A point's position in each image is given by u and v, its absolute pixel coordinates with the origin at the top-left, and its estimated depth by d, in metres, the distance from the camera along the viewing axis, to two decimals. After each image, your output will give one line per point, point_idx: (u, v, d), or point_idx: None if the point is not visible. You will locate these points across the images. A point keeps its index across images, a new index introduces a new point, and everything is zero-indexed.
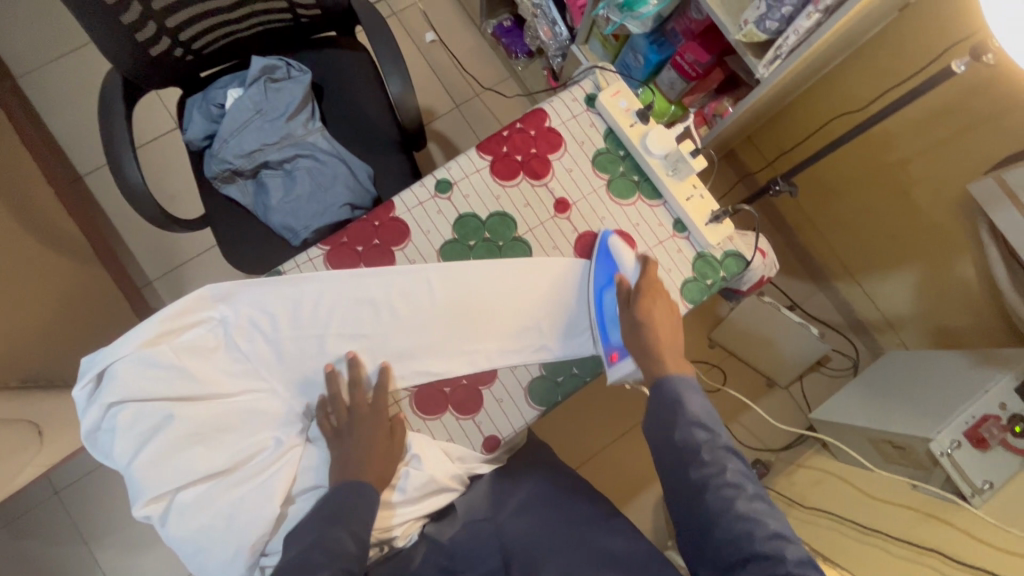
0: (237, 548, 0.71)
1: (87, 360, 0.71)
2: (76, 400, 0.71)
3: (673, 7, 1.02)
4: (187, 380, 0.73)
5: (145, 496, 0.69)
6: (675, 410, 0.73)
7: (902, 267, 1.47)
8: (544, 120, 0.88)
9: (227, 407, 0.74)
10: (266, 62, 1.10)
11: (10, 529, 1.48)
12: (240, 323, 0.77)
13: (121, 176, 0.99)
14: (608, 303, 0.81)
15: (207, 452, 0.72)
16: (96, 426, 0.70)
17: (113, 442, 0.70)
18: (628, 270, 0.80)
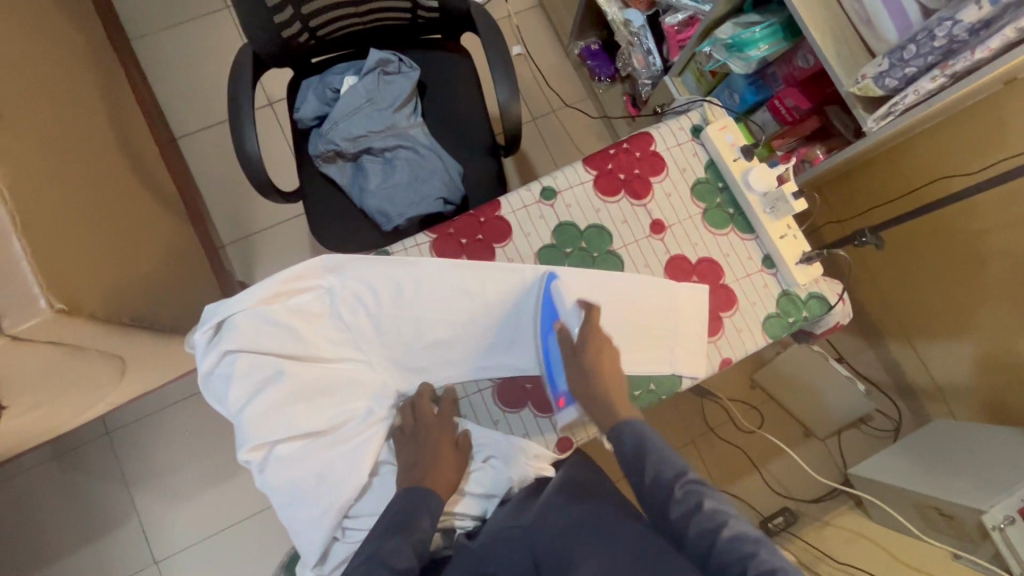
0: (324, 505, 0.76)
1: (209, 308, 0.76)
2: (196, 343, 0.76)
3: (780, 53, 1.06)
4: (296, 341, 0.78)
5: (249, 444, 0.74)
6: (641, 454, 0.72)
7: (965, 337, 1.46)
8: (650, 143, 0.92)
9: (328, 371, 0.80)
10: (382, 55, 1.16)
11: (60, 461, 1.54)
12: (347, 295, 0.82)
13: (240, 144, 1.06)
14: (552, 349, 0.81)
15: (306, 411, 0.77)
16: (211, 371, 0.75)
17: (226, 388, 0.75)
18: (568, 319, 0.82)
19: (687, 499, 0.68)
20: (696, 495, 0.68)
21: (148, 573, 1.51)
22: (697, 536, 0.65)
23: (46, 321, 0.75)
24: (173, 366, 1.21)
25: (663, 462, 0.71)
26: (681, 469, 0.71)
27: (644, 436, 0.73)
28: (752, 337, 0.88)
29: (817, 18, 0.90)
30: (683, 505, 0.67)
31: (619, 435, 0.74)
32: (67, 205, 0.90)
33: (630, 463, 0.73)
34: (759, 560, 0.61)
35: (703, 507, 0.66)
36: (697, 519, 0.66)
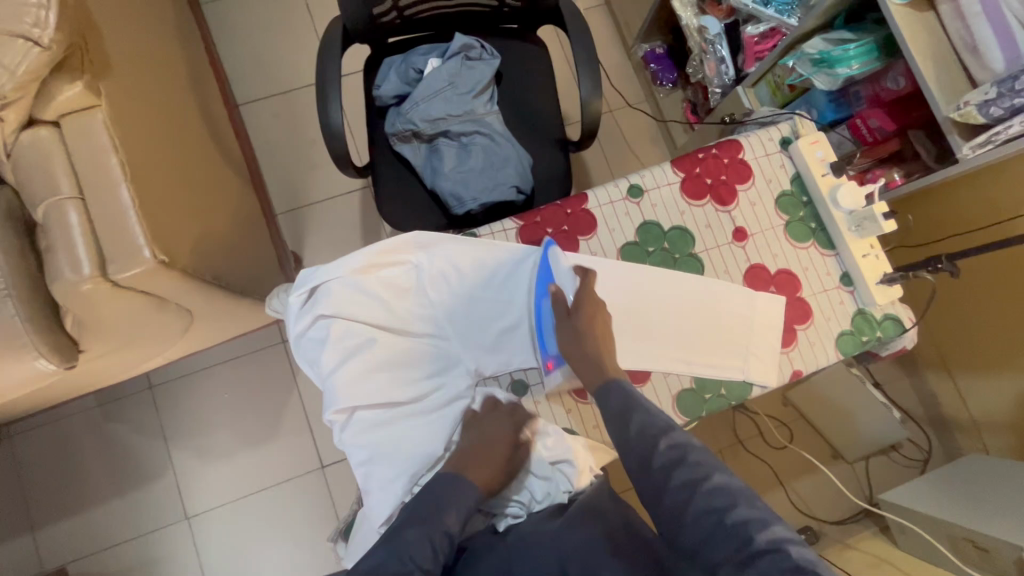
0: (397, 473, 0.78)
1: (307, 273, 0.82)
2: (293, 305, 0.82)
3: (868, 73, 1.06)
4: (383, 312, 0.82)
5: (335, 403, 0.79)
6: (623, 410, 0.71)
7: (1007, 373, 1.42)
8: (738, 151, 0.92)
9: (411, 344, 0.83)
10: (467, 40, 1.17)
11: (103, 409, 1.57)
12: (432, 273, 0.84)
13: (325, 116, 1.08)
14: (544, 310, 0.82)
15: (387, 380, 0.80)
16: (304, 332, 0.81)
17: (319, 349, 0.80)
18: (563, 280, 0.80)
19: (672, 452, 0.66)
20: (683, 450, 0.66)
21: (179, 527, 1.54)
22: (680, 496, 0.64)
23: (148, 270, 0.77)
24: (230, 327, 1.22)
25: (648, 421, 0.68)
26: (668, 426, 0.68)
27: (630, 396, 0.71)
28: (824, 352, 0.89)
29: (919, 40, 0.90)
30: (667, 456, 0.66)
31: (605, 392, 0.73)
32: (166, 159, 0.92)
33: (617, 418, 0.70)
34: (739, 512, 0.61)
35: (681, 450, 0.66)
36: (681, 471, 0.65)
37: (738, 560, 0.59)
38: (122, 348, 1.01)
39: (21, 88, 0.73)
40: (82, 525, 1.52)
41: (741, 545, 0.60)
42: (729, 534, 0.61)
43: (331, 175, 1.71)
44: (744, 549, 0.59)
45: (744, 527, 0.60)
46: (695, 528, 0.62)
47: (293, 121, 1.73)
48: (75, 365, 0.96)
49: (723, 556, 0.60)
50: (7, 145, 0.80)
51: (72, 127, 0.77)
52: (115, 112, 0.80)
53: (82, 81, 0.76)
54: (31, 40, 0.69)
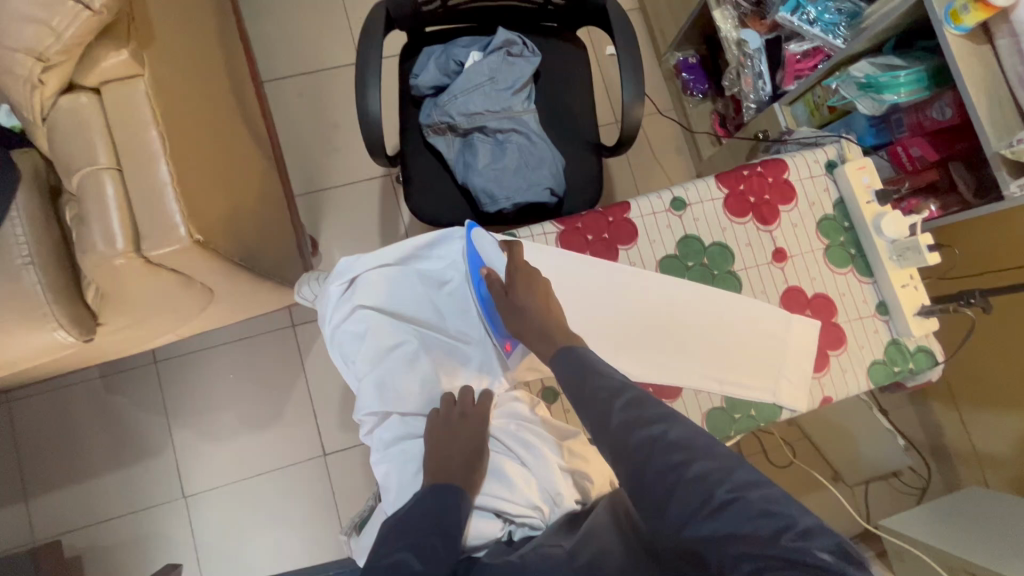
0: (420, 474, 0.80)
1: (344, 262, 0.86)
2: (329, 294, 0.85)
3: (913, 101, 1.06)
4: (414, 309, 0.85)
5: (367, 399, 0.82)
6: (581, 373, 0.70)
7: (1012, 409, 1.42)
8: (783, 170, 0.91)
9: (441, 341, 0.86)
10: (509, 35, 1.15)
11: (105, 381, 1.54)
12: (464, 273, 0.87)
13: (363, 103, 1.06)
14: (484, 294, 0.84)
15: (417, 376, 0.84)
16: (338, 321, 0.84)
17: (353, 341, 0.84)
18: (493, 261, 0.83)
19: (629, 412, 0.62)
20: (642, 406, 0.63)
21: (176, 505, 1.52)
22: (638, 446, 0.59)
23: (182, 249, 0.75)
24: (246, 309, 1.20)
25: (603, 384, 0.67)
26: (625, 388, 0.66)
27: (584, 361, 0.71)
28: (855, 379, 0.88)
29: (974, 73, 0.89)
30: (625, 415, 0.62)
31: (561, 358, 0.73)
32: (203, 136, 0.89)
33: (571, 385, 0.69)
34: (699, 465, 0.56)
35: (646, 415, 0.62)
36: (640, 429, 0.60)
37: (699, 516, 0.54)
38: (141, 323, 0.98)
39: (66, 52, 0.71)
40: (78, 497, 1.50)
41: (703, 498, 0.54)
42: (690, 491, 0.55)
43: (352, 161, 1.68)
44: (707, 506, 0.54)
45: (707, 480, 0.55)
46: (656, 487, 0.57)
47: (317, 103, 1.70)
48: (92, 339, 0.94)
49: (685, 514, 0.54)
50: (44, 110, 0.77)
51: (113, 96, 0.75)
52: (157, 84, 0.77)
53: (127, 50, 0.73)
54: (81, 3, 0.66)
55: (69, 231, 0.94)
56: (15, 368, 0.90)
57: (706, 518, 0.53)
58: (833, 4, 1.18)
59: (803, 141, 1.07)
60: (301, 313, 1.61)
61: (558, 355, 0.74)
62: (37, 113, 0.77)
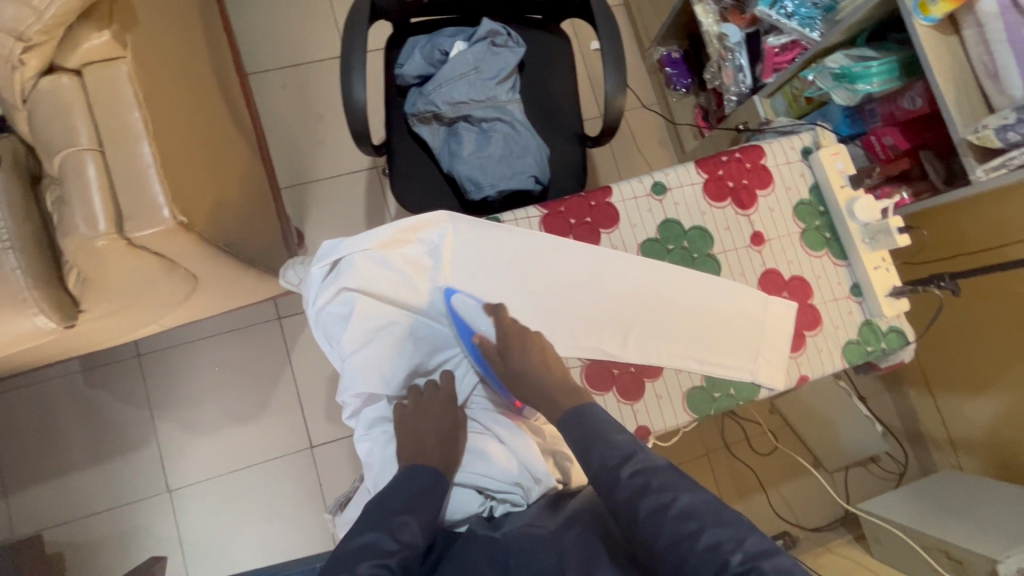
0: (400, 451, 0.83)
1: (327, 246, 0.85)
2: (313, 275, 0.85)
3: (886, 91, 1.09)
4: (401, 291, 0.85)
5: (354, 383, 0.83)
6: (590, 437, 0.70)
7: (984, 393, 1.46)
8: (761, 156, 0.93)
9: (426, 324, 0.87)
10: (493, 25, 1.16)
11: (86, 375, 1.52)
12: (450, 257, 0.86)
13: (348, 90, 1.06)
14: (478, 358, 0.86)
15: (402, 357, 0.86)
16: (322, 302, 0.84)
17: (340, 322, 0.84)
18: (481, 326, 0.84)
19: (636, 480, 0.64)
20: (647, 474, 0.65)
21: (160, 500, 1.50)
22: (647, 517, 0.61)
23: (165, 231, 0.75)
24: (231, 299, 1.20)
25: (607, 450, 0.67)
26: (631, 451, 0.67)
27: (590, 421, 0.71)
28: (831, 358, 0.91)
29: (942, 62, 0.93)
30: (632, 486, 0.64)
31: (567, 422, 0.73)
32: (187, 121, 0.89)
33: (578, 448, 0.69)
34: (710, 534, 0.59)
35: (653, 485, 0.64)
36: (647, 497, 0.63)
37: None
38: (123, 310, 0.98)
39: (47, 32, 0.71)
40: (59, 492, 1.48)
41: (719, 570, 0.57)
42: (703, 559, 0.58)
43: (338, 153, 1.68)
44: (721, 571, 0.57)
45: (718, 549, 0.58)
46: (668, 552, 0.59)
47: (302, 95, 1.69)
48: (74, 325, 0.93)
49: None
50: (24, 91, 0.77)
51: (94, 77, 0.75)
52: (140, 66, 0.77)
53: (109, 31, 0.73)
54: None
55: (49, 216, 0.93)
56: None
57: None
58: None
59: (781, 129, 1.10)
60: (287, 306, 1.60)
61: (568, 416, 0.73)
62: (17, 94, 0.77)
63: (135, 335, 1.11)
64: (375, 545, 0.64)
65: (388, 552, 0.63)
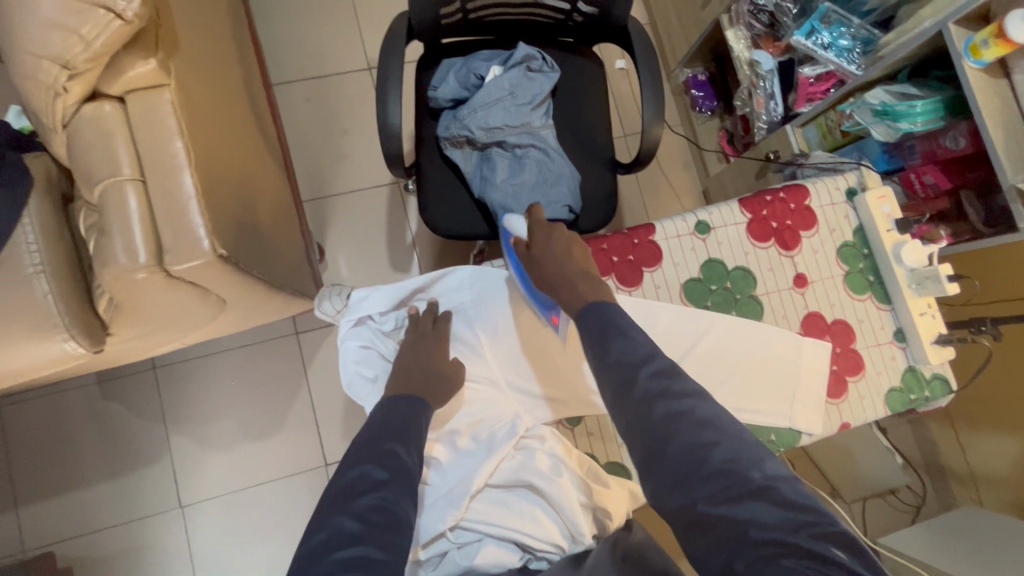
0: (446, 502, 0.78)
1: (353, 297, 0.87)
2: (341, 330, 0.87)
3: (928, 129, 1.08)
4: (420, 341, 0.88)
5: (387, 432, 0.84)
6: (607, 336, 0.69)
7: (1008, 431, 1.44)
8: (805, 197, 0.92)
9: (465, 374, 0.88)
10: (530, 50, 1.14)
11: (101, 386, 1.50)
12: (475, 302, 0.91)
13: (384, 113, 1.04)
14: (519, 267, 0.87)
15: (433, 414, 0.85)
16: (350, 358, 0.87)
17: (365, 376, 0.87)
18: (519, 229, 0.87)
19: (654, 382, 0.62)
20: (668, 377, 0.63)
21: (172, 515, 1.48)
22: (678, 433, 0.58)
23: (205, 263, 0.73)
24: (254, 319, 1.17)
25: (628, 348, 0.66)
26: (650, 352, 0.65)
27: (613, 315, 0.71)
28: (873, 406, 0.89)
29: (992, 106, 0.91)
30: (651, 385, 0.62)
31: (587, 316, 0.73)
32: (225, 149, 0.88)
33: (594, 342, 0.69)
34: (723, 450, 0.57)
35: (673, 390, 0.61)
36: (662, 403, 0.60)
37: (720, 498, 0.55)
38: (150, 334, 0.96)
39: (94, 60, 0.69)
40: (70, 507, 1.45)
41: (733, 485, 0.55)
42: (716, 474, 0.56)
43: (359, 168, 1.67)
44: (736, 489, 0.54)
45: (732, 468, 0.56)
46: (678, 461, 0.57)
47: (325, 107, 1.68)
48: (102, 349, 0.91)
49: (707, 494, 0.55)
50: (65, 116, 0.76)
51: (138, 105, 0.73)
52: (183, 94, 0.76)
53: (155, 59, 0.72)
54: (113, 12, 0.65)
55: (81, 237, 0.92)
56: (19, 377, 0.87)
57: (727, 501, 0.54)
58: (848, 30, 1.20)
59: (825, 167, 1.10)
60: (305, 321, 1.58)
61: (587, 310, 0.74)
62: (58, 120, 0.75)
63: (154, 352, 1.09)
64: (360, 558, 0.56)
65: (377, 562, 0.57)
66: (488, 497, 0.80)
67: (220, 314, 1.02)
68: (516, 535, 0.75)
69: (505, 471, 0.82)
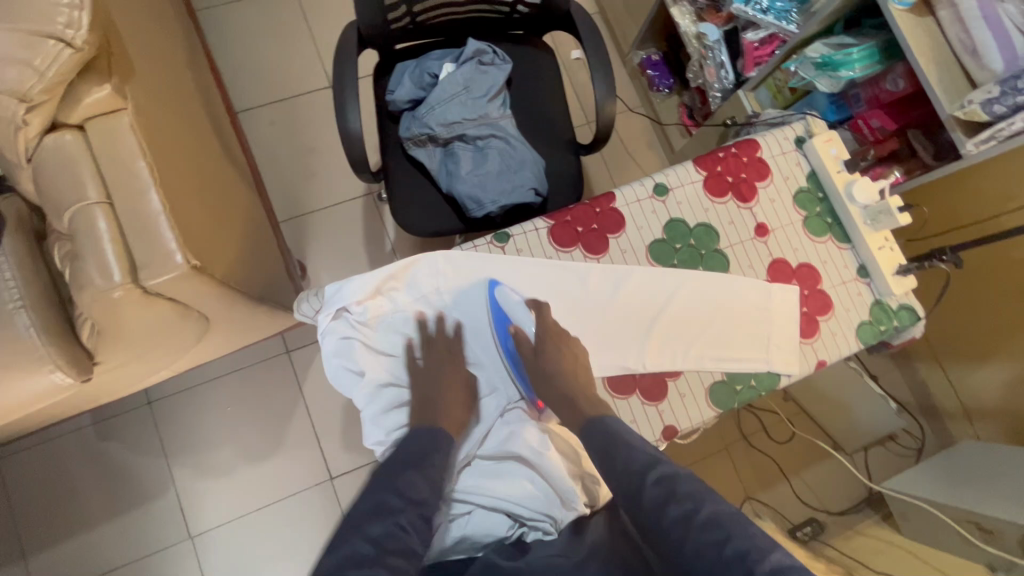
0: None
1: (327, 293, 0.85)
2: (319, 324, 0.85)
3: (868, 76, 1.12)
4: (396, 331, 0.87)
5: (377, 435, 0.85)
6: (614, 442, 0.74)
7: (994, 361, 1.47)
8: (756, 150, 0.95)
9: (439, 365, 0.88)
10: (480, 45, 1.17)
11: (98, 428, 1.50)
12: (445, 289, 0.87)
13: (343, 120, 1.07)
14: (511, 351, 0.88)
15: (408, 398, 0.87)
16: (331, 353, 0.85)
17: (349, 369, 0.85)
18: (521, 321, 0.86)
19: (660, 487, 0.66)
20: (671, 483, 0.67)
21: (183, 546, 1.48)
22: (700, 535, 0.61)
23: (180, 276, 0.75)
24: (241, 338, 1.19)
25: (633, 455, 0.71)
26: (654, 458, 0.70)
27: (614, 427, 0.76)
28: (845, 341, 0.92)
29: (922, 44, 0.95)
30: (656, 491, 0.66)
31: (591, 431, 0.77)
32: (188, 166, 0.90)
33: (600, 452, 0.74)
34: (733, 544, 0.59)
35: (676, 493, 0.65)
36: (672, 505, 0.64)
37: None
38: (137, 360, 0.97)
39: (49, 90, 0.71)
40: (79, 550, 1.45)
41: None
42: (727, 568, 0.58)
43: (332, 183, 1.69)
44: None
45: (742, 560, 0.58)
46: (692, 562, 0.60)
47: (290, 128, 1.70)
48: (90, 379, 0.93)
49: None
50: (28, 150, 0.78)
51: (98, 130, 0.75)
52: (141, 116, 0.78)
53: (109, 84, 0.74)
54: (62, 41, 0.68)
55: (58, 272, 0.93)
56: (13, 416, 0.88)
57: None
58: None
59: (775, 121, 1.13)
60: (295, 339, 1.60)
61: (592, 426, 0.78)
62: (21, 154, 0.77)
63: (146, 377, 1.10)
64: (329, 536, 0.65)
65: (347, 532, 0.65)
66: (478, 468, 0.84)
67: (208, 332, 1.03)
68: (506, 504, 0.80)
69: (494, 442, 0.86)
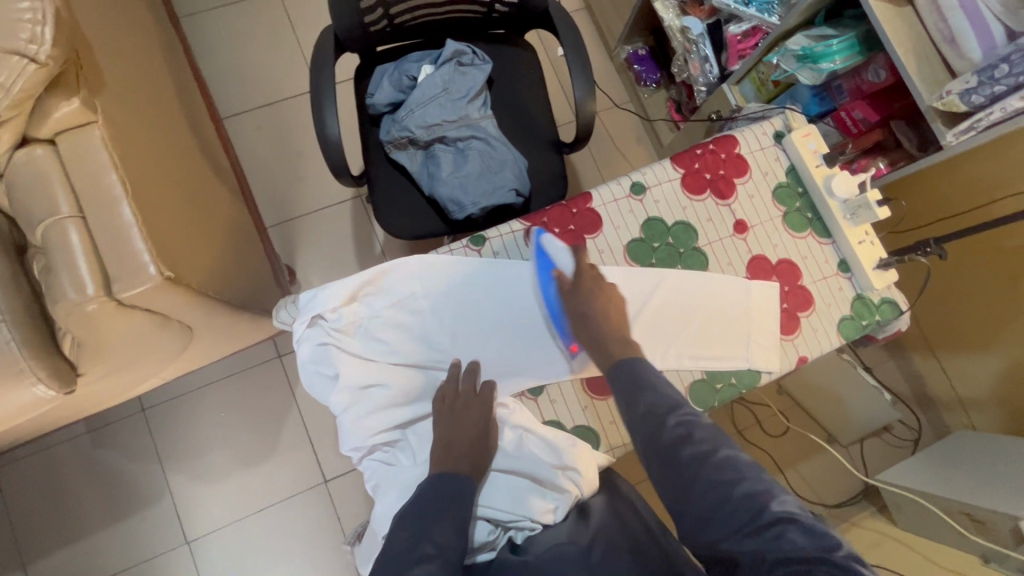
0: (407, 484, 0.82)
1: (301, 300, 0.86)
2: (295, 331, 0.86)
3: (850, 67, 1.11)
4: (372, 337, 0.86)
5: (353, 443, 0.84)
6: (638, 384, 0.77)
7: (988, 351, 1.46)
8: (734, 146, 0.95)
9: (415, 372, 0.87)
10: (459, 46, 1.17)
11: (92, 436, 1.52)
12: (418, 294, 0.87)
13: (321, 125, 1.07)
14: (552, 299, 0.88)
15: (386, 403, 0.85)
16: (307, 359, 0.86)
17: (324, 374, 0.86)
18: (563, 262, 0.89)
19: (680, 429, 0.70)
20: (691, 427, 0.70)
21: (180, 551, 1.49)
22: (710, 483, 0.66)
23: (154, 287, 0.75)
24: (228, 345, 1.19)
25: (657, 398, 0.74)
26: (675, 403, 0.73)
27: (642, 372, 0.78)
28: (827, 337, 0.91)
29: (900, 34, 0.94)
30: (676, 432, 0.70)
31: (620, 371, 0.79)
32: (165, 177, 0.90)
33: (626, 393, 0.77)
34: (745, 486, 0.65)
35: (694, 435, 0.70)
36: (687, 446, 0.69)
37: (744, 533, 0.63)
38: (121, 371, 0.98)
39: (17, 105, 0.71)
40: (78, 558, 1.46)
41: (753, 515, 0.63)
42: (740, 507, 0.64)
43: (319, 187, 1.69)
44: (756, 521, 0.63)
45: (753, 500, 0.64)
46: (703, 500, 0.66)
47: (277, 133, 1.70)
48: (74, 391, 0.93)
49: (733, 528, 0.64)
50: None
51: (68, 144, 0.75)
52: (112, 128, 0.78)
53: (78, 98, 0.74)
54: (27, 57, 0.68)
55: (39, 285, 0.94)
56: None
57: (751, 533, 0.63)
58: None
59: (754, 116, 1.13)
60: (286, 343, 1.60)
61: (617, 366, 0.80)
62: None
63: (134, 386, 1.11)
64: None
65: None
66: None
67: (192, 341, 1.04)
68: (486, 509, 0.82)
69: None
